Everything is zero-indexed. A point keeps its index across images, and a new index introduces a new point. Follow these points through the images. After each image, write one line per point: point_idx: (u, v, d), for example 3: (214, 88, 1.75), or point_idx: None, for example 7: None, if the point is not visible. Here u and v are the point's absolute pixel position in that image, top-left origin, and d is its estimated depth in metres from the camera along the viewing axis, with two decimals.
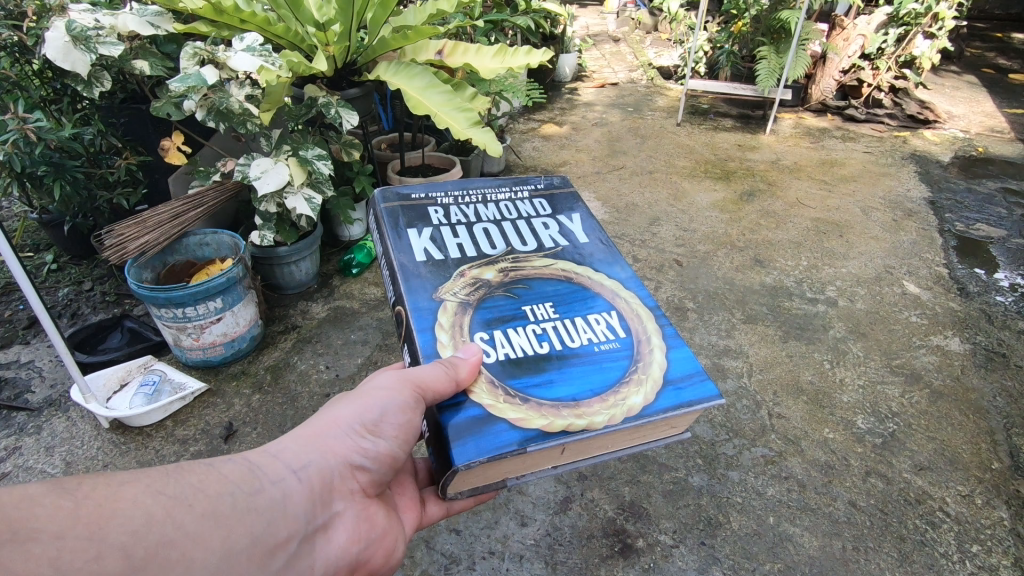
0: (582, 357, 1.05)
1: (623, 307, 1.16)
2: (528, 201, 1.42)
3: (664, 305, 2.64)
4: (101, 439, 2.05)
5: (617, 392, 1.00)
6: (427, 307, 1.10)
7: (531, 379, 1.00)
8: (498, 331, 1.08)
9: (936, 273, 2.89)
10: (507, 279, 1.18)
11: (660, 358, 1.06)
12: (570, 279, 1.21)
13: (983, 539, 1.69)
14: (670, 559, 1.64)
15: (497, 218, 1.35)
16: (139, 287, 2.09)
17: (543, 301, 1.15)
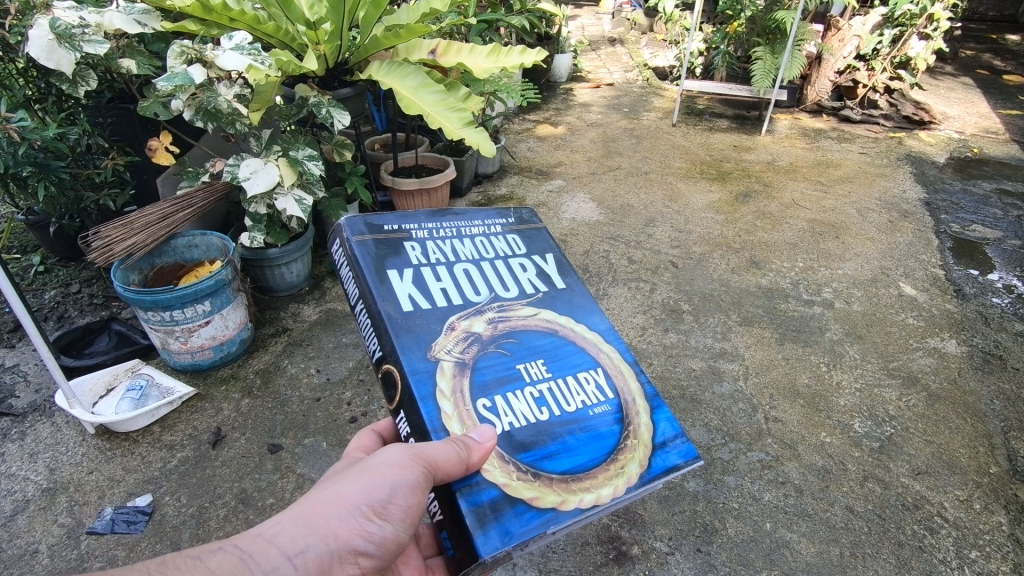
0: (582, 423, 1.02)
1: (608, 362, 1.11)
2: (503, 235, 1.28)
3: (659, 307, 2.62)
4: (86, 445, 2.01)
5: (617, 460, 0.97)
6: (424, 370, 0.98)
7: (538, 451, 0.96)
8: (498, 397, 1.00)
9: (932, 274, 2.88)
10: (496, 331, 1.08)
11: (647, 420, 1.05)
12: (559, 332, 1.13)
13: (982, 544, 1.67)
14: (666, 566, 1.62)
15: (476, 257, 1.21)
16: (125, 290, 2.05)
17: (534, 356, 1.08)
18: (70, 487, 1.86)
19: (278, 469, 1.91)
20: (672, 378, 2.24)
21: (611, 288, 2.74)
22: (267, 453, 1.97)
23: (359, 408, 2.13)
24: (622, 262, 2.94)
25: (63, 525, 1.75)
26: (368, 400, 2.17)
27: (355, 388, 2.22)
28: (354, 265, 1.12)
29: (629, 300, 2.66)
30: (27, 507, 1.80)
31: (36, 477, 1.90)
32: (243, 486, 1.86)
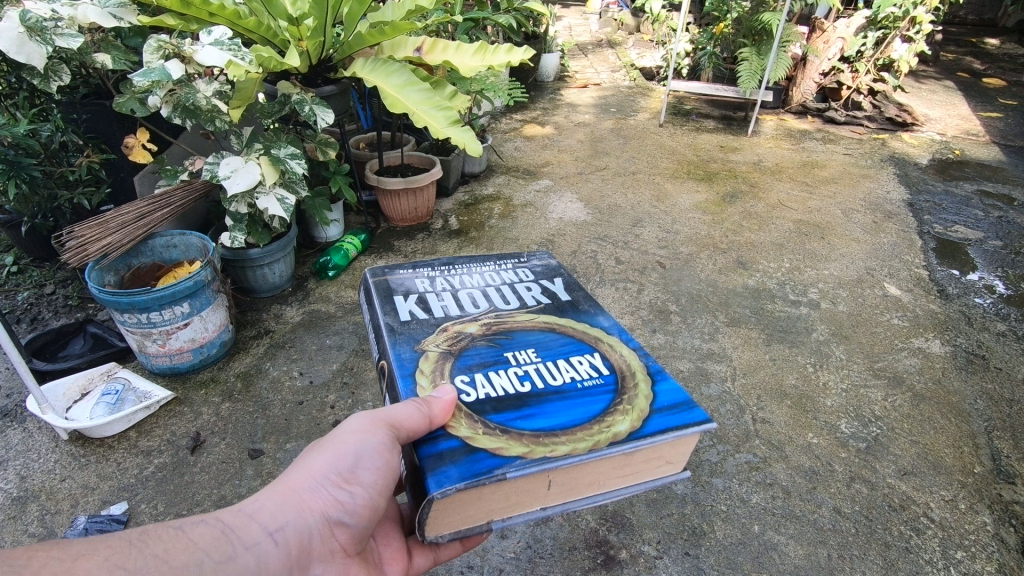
0: (567, 393, 0.99)
1: (606, 350, 1.10)
2: (511, 268, 1.38)
3: (647, 308, 2.61)
4: (59, 452, 1.95)
5: (600, 420, 0.93)
6: (409, 357, 1.04)
7: (513, 412, 0.94)
8: (479, 373, 1.02)
9: (916, 275, 2.90)
10: (488, 330, 1.13)
11: (643, 390, 1.00)
12: (555, 329, 1.15)
13: (968, 545, 1.67)
14: (654, 570, 1.60)
15: (477, 285, 1.30)
16: (100, 291, 1.99)
17: (526, 346, 1.09)
18: (42, 495, 1.80)
19: (258, 475, 1.86)
20: None
21: (599, 289, 2.73)
22: (247, 458, 1.92)
23: (343, 412, 2.09)
24: (609, 262, 2.92)
25: (34, 535, 1.69)
26: (352, 403, 2.12)
27: (339, 391, 2.18)
28: (370, 297, 1.26)
29: (616, 301, 2.65)
30: None
31: (6, 485, 1.83)
32: (222, 493, 1.81)
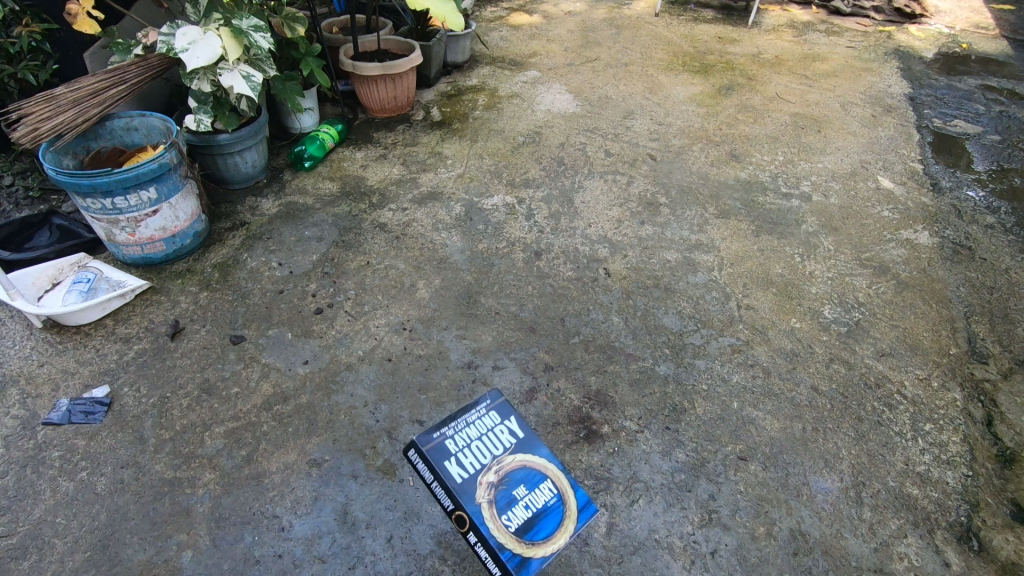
0: (541, 514, 1.34)
1: (551, 467, 1.41)
2: (487, 416, 1.47)
3: (636, 200, 2.53)
4: (34, 339, 1.90)
5: (558, 537, 1.32)
6: (479, 510, 1.30)
7: (532, 550, 1.28)
8: (502, 515, 1.30)
9: (911, 168, 2.83)
10: (503, 464, 1.39)
11: (569, 516, 1.35)
12: (520, 460, 1.41)
13: (936, 418, 1.73)
14: (635, 443, 1.65)
15: (487, 427, 1.45)
16: (57, 173, 1.87)
17: (530, 480, 1.38)
18: (21, 380, 1.78)
19: (241, 360, 1.85)
20: (646, 269, 2.20)
21: (587, 181, 2.64)
22: (229, 345, 1.90)
23: (325, 300, 2.05)
24: (598, 155, 2.81)
25: (17, 417, 1.68)
26: (334, 292, 2.08)
27: (320, 281, 2.13)
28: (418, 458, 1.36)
29: (604, 193, 2.57)
30: None
31: None
32: (205, 377, 1.80)
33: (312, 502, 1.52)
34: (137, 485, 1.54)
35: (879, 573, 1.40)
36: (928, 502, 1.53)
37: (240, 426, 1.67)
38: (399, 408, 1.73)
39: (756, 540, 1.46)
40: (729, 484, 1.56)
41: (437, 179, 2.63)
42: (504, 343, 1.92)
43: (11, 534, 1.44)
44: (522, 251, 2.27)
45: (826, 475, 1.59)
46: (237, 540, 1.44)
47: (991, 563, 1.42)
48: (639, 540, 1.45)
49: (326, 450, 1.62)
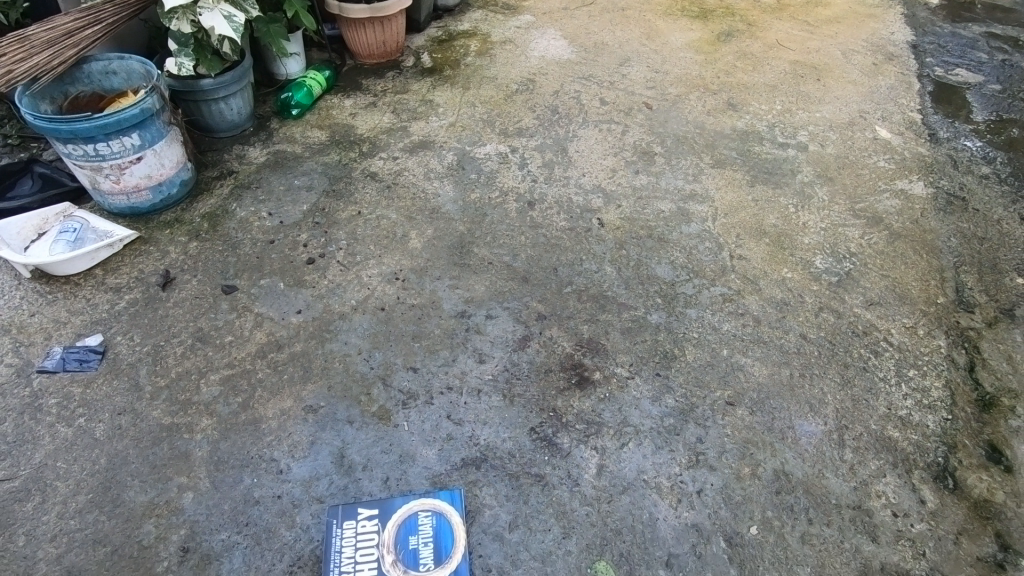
0: (440, 545, 1.36)
1: (409, 507, 1.41)
2: (340, 526, 1.38)
3: (631, 150, 2.50)
4: (23, 289, 1.89)
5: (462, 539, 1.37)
6: None
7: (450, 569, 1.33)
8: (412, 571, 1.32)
9: (909, 118, 2.79)
10: (385, 540, 1.36)
11: (446, 518, 1.40)
12: (383, 526, 1.38)
13: (920, 364, 1.76)
14: (625, 389, 1.68)
15: (352, 538, 1.36)
16: (35, 118, 1.82)
17: (412, 525, 1.38)
18: (13, 330, 1.78)
19: (234, 309, 1.85)
20: (640, 219, 2.18)
21: (581, 130, 2.59)
22: (221, 294, 1.89)
23: (316, 250, 2.04)
24: (593, 103, 2.75)
25: (11, 365, 1.69)
26: (325, 242, 2.07)
27: (311, 231, 2.11)
28: None
29: (599, 143, 2.52)
30: None
31: None
32: (198, 326, 1.80)
33: (308, 446, 1.55)
34: (135, 431, 1.56)
35: (857, 510, 1.46)
36: (907, 444, 1.58)
37: (236, 373, 1.69)
38: (393, 356, 1.74)
39: (740, 480, 1.51)
40: (716, 427, 1.61)
41: (428, 127, 2.57)
42: (497, 293, 1.92)
43: (14, 477, 1.47)
44: (515, 201, 2.24)
45: (811, 419, 1.63)
46: (236, 482, 1.47)
47: (963, 500, 1.48)
48: (628, 480, 1.50)
49: (321, 397, 1.64)
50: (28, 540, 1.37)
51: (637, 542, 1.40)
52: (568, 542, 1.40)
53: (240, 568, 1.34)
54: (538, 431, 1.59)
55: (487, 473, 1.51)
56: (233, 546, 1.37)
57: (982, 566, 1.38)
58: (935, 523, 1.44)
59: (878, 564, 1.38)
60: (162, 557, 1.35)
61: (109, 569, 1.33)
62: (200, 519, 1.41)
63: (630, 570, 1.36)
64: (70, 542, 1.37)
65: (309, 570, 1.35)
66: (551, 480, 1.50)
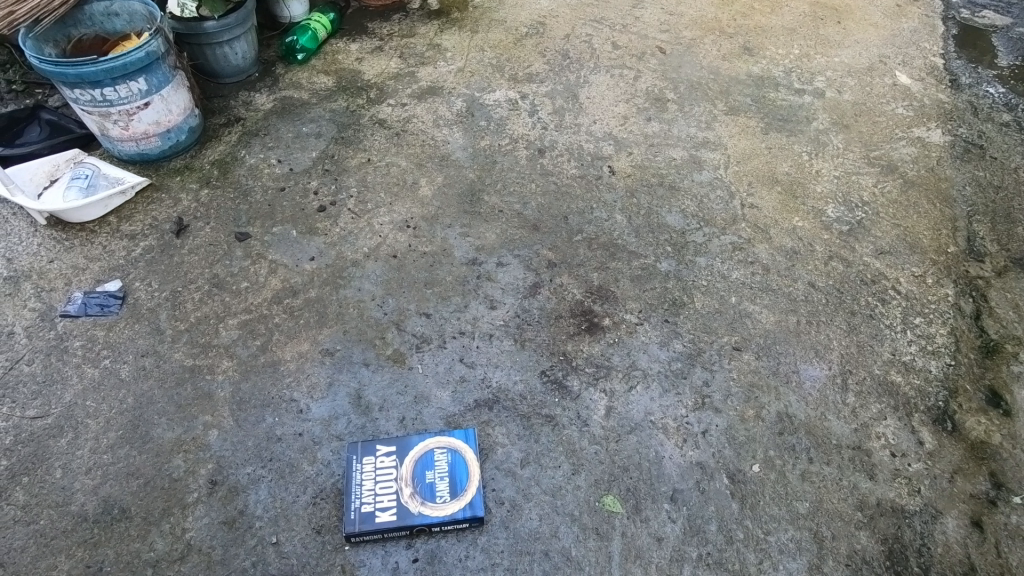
0: (456, 481, 1.41)
1: (425, 444, 1.46)
2: (357, 461, 1.44)
3: (643, 96, 2.45)
4: (41, 236, 1.91)
5: (477, 474, 1.43)
6: (420, 518, 1.36)
7: (466, 503, 1.38)
8: (428, 506, 1.38)
9: (930, 63, 2.66)
10: (403, 474, 1.42)
11: (463, 455, 1.45)
12: (401, 462, 1.44)
13: (927, 312, 1.78)
14: (634, 334, 1.72)
15: (371, 472, 1.42)
16: (41, 62, 1.80)
17: (429, 461, 1.44)
18: (33, 275, 1.81)
19: (249, 256, 1.87)
20: (651, 167, 2.17)
21: (592, 76, 2.53)
22: (235, 242, 1.91)
23: (327, 198, 2.04)
24: (605, 47, 2.67)
25: (35, 310, 1.73)
26: (336, 190, 2.07)
27: (321, 178, 2.10)
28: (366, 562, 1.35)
29: (610, 89, 2.47)
30: None
31: None
32: (214, 272, 1.83)
33: (327, 387, 1.60)
34: (159, 372, 1.61)
35: (857, 450, 1.52)
36: (909, 389, 1.62)
37: (253, 318, 1.73)
38: (407, 302, 1.77)
39: (745, 422, 1.56)
40: (723, 371, 1.64)
41: (436, 73, 2.52)
42: (508, 241, 1.93)
43: (46, 415, 1.53)
44: (525, 148, 2.22)
45: (816, 364, 1.66)
46: (259, 420, 1.54)
47: (960, 441, 1.53)
48: (635, 421, 1.55)
49: (337, 341, 1.69)
50: (65, 472, 1.45)
51: (643, 478, 1.46)
52: (577, 478, 1.46)
53: (266, 500, 1.42)
54: (548, 374, 1.63)
55: (499, 413, 1.56)
56: (259, 479, 1.44)
57: (974, 503, 1.43)
58: (931, 463, 1.50)
59: (874, 500, 1.44)
60: (192, 489, 1.43)
61: (143, 499, 1.41)
62: (226, 454, 1.48)
63: (636, 504, 1.43)
64: (104, 474, 1.44)
65: (331, 502, 1.42)
66: (561, 420, 1.55)
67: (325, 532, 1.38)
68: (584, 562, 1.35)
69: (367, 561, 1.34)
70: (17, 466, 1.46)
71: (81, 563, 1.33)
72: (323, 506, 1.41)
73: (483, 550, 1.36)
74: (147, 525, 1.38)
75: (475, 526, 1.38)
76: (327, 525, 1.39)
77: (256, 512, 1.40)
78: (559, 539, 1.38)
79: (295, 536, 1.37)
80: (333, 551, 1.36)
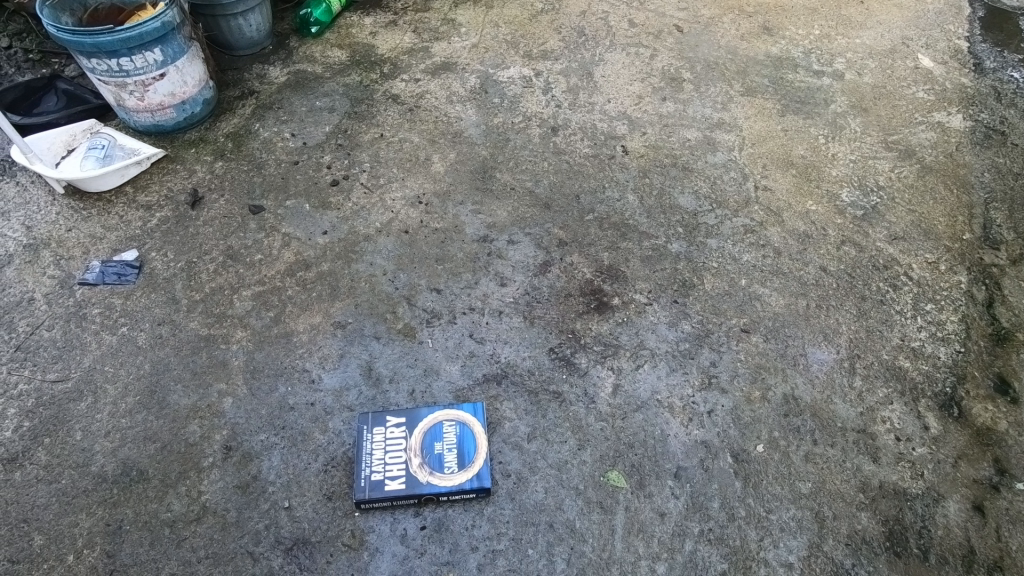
0: (464, 453, 1.44)
1: (435, 416, 1.49)
2: (368, 431, 1.47)
3: (658, 76, 2.42)
4: (59, 205, 1.94)
5: (485, 447, 1.46)
6: (429, 488, 1.39)
7: (473, 474, 1.41)
8: (436, 476, 1.41)
9: (954, 46, 2.57)
10: (412, 444, 1.45)
11: (471, 428, 1.48)
12: (411, 433, 1.47)
13: (938, 298, 1.77)
14: (643, 314, 1.72)
15: (381, 441, 1.45)
16: (59, 30, 1.81)
17: (437, 433, 1.47)
18: (52, 243, 1.84)
19: (262, 229, 1.89)
20: (665, 148, 2.15)
21: (608, 54, 2.50)
22: (248, 214, 1.93)
23: (340, 172, 2.05)
24: (621, 25, 2.63)
25: (54, 277, 1.77)
26: (349, 165, 2.08)
27: (334, 153, 2.11)
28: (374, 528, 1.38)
29: (626, 67, 2.44)
30: (13, 260, 1.80)
31: (13, 234, 1.87)
32: (229, 244, 1.85)
33: (338, 358, 1.63)
34: (175, 341, 1.65)
35: (861, 433, 1.53)
36: (917, 374, 1.62)
37: (267, 290, 1.75)
38: (418, 277, 1.79)
39: (751, 403, 1.57)
40: (730, 352, 1.65)
41: (450, 48, 2.50)
42: (519, 219, 1.94)
43: (67, 379, 1.58)
44: (538, 126, 2.21)
45: (824, 347, 1.67)
46: (272, 390, 1.57)
47: (966, 428, 1.53)
48: (642, 399, 1.57)
49: (349, 314, 1.71)
50: (85, 435, 1.49)
51: (648, 455, 1.48)
52: (583, 453, 1.48)
53: (279, 466, 1.45)
54: (557, 351, 1.65)
55: (508, 388, 1.58)
56: (272, 446, 1.48)
57: (977, 488, 1.44)
58: (935, 447, 1.50)
59: (877, 482, 1.46)
60: (208, 454, 1.47)
61: (161, 462, 1.45)
62: (240, 422, 1.52)
63: (640, 479, 1.45)
64: (123, 437, 1.49)
65: (341, 470, 1.45)
66: (568, 397, 1.57)
67: (336, 498, 1.42)
68: (587, 534, 1.38)
69: (376, 527, 1.38)
70: (39, 428, 1.50)
71: (102, 521, 1.37)
72: (334, 473, 1.45)
73: (489, 520, 1.39)
74: (164, 487, 1.42)
75: (481, 497, 1.41)
76: (338, 492, 1.42)
77: (270, 478, 1.44)
78: (564, 511, 1.40)
79: (307, 502, 1.41)
80: (343, 517, 1.39)
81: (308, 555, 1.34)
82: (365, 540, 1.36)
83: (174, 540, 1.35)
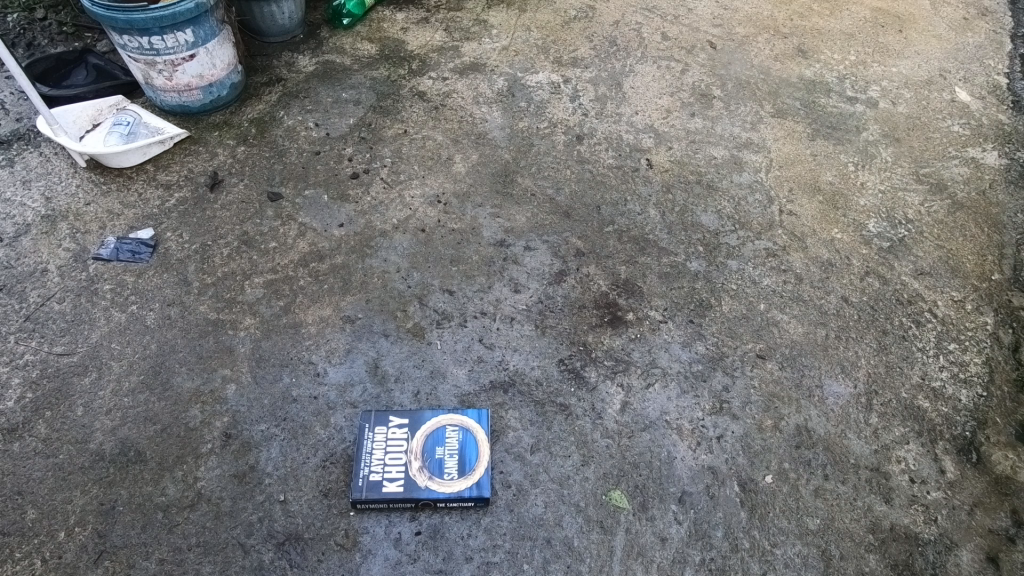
0: (466, 461, 1.41)
1: (438, 422, 1.46)
2: (369, 433, 1.43)
3: (688, 91, 2.38)
4: (79, 178, 1.94)
5: (486, 456, 1.43)
6: (427, 494, 1.36)
7: (472, 485, 1.38)
8: (436, 483, 1.38)
9: (993, 81, 2.50)
10: (413, 447, 1.42)
11: (475, 435, 1.45)
12: (414, 438, 1.43)
13: (962, 338, 1.72)
14: (657, 331, 1.69)
15: (382, 444, 1.42)
16: (93, 6, 1.82)
17: (440, 437, 1.44)
18: (70, 216, 1.84)
19: (280, 217, 1.88)
20: (690, 164, 2.12)
21: (638, 66, 2.47)
22: (267, 201, 1.92)
23: (361, 165, 2.04)
24: (653, 37, 2.60)
25: (69, 250, 1.77)
26: (370, 159, 2.06)
27: (357, 145, 2.10)
28: (369, 532, 1.35)
29: (656, 80, 2.41)
30: (30, 230, 1.81)
31: (33, 204, 1.87)
32: (244, 229, 1.84)
33: (345, 353, 1.61)
34: (183, 322, 1.64)
35: (875, 471, 1.48)
36: (936, 416, 1.57)
37: (279, 278, 1.74)
38: (431, 278, 1.77)
39: (762, 431, 1.53)
40: (744, 379, 1.61)
41: (480, 49, 2.48)
42: (537, 226, 1.91)
43: (73, 353, 1.57)
44: (563, 133, 2.19)
45: (841, 381, 1.62)
46: (276, 380, 1.55)
47: (984, 475, 1.48)
48: (650, 419, 1.53)
49: (358, 308, 1.69)
50: (86, 411, 1.48)
51: (653, 476, 1.45)
52: (586, 469, 1.45)
53: (277, 458, 1.43)
54: (566, 362, 1.62)
55: (514, 397, 1.55)
56: (272, 437, 1.46)
57: (993, 538, 1.39)
58: (951, 492, 1.45)
59: (887, 524, 1.41)
60: (206, 440, 1.45)
61: (159, 444, 1.44)
62: (242, 410, 1.50)
63: (643, 501, 1.41)
64: (123, 417, 1.47)
65: (340, 467, 1.43)
66: (575, 410, 1.54)
67: (332, 496, 1.39)
68: (585, 554, 1.34)
69: (370, 528, 1.35)
70: (41, 400, 1.49)
71: (96, 500, 1.36)
72: (332, 470, 1.43)
73: (485, 530, 1.36)
74: (161, 470, 1.40)
75: (479, 506, 1.38)
76: (334, 490, 1.40)
77: (267, 470, 1.42)
78: (562, 528, 1.37)
79: (303, 497, 1.39)
80: (338, 515, 1.37)
81: (299, 552, 1.32)
82: (359, 541, 1.34)
83: (165, 525, 1.34)
